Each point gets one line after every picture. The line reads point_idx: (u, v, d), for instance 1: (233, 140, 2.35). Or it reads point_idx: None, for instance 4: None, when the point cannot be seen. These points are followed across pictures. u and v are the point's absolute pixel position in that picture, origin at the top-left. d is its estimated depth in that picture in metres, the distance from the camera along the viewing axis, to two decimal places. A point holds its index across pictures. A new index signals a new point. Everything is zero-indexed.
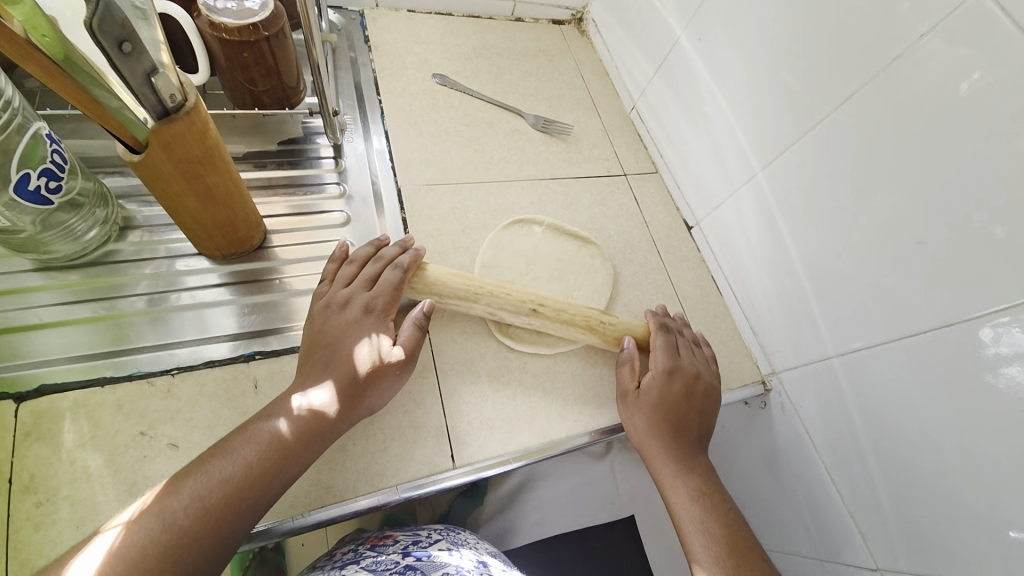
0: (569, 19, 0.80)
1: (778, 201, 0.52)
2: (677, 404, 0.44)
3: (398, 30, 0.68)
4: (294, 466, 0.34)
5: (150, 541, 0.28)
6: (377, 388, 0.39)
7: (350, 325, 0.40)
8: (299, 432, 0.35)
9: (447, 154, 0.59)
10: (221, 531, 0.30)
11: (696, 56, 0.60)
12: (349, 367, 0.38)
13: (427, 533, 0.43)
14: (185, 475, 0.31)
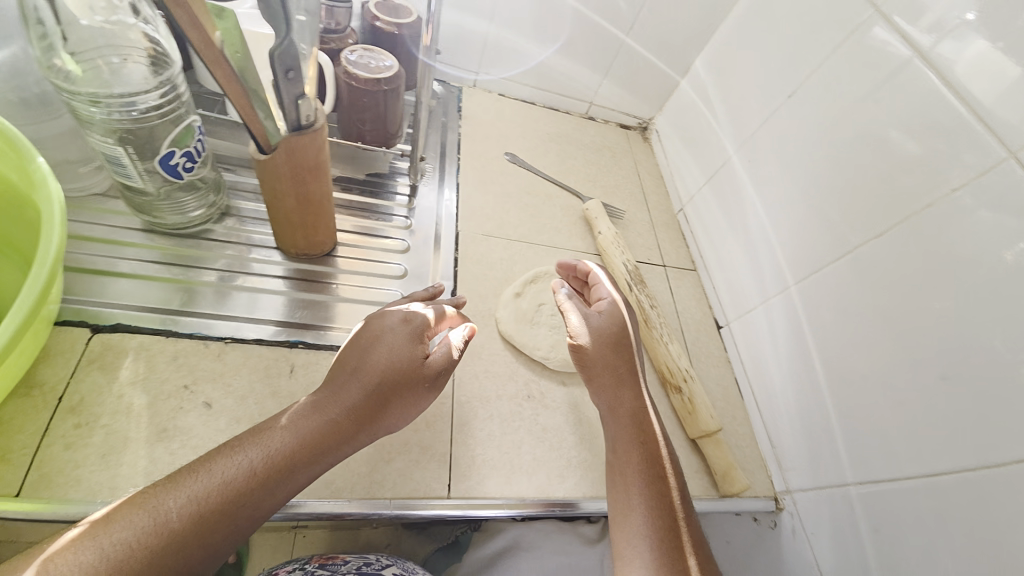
0: (635, 125, 0.90)
1: (810, 316, 0.54)
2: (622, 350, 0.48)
3: (486, 107, 0.79)
4: (280, 486, 0.33)
5: (160, 520, 0.28)
6: (405, 400, 0.38)
7: (378, 333, 0.39)
8: (333, 429, 0.36)
9: (506, 213, 0.66)
10: (232, 516, 0.31)
11: (745, 174, 0.66)
12: (384, 372, 0.38)
13: (378, 558, 0.46)
14: (218, 456, 0.32)
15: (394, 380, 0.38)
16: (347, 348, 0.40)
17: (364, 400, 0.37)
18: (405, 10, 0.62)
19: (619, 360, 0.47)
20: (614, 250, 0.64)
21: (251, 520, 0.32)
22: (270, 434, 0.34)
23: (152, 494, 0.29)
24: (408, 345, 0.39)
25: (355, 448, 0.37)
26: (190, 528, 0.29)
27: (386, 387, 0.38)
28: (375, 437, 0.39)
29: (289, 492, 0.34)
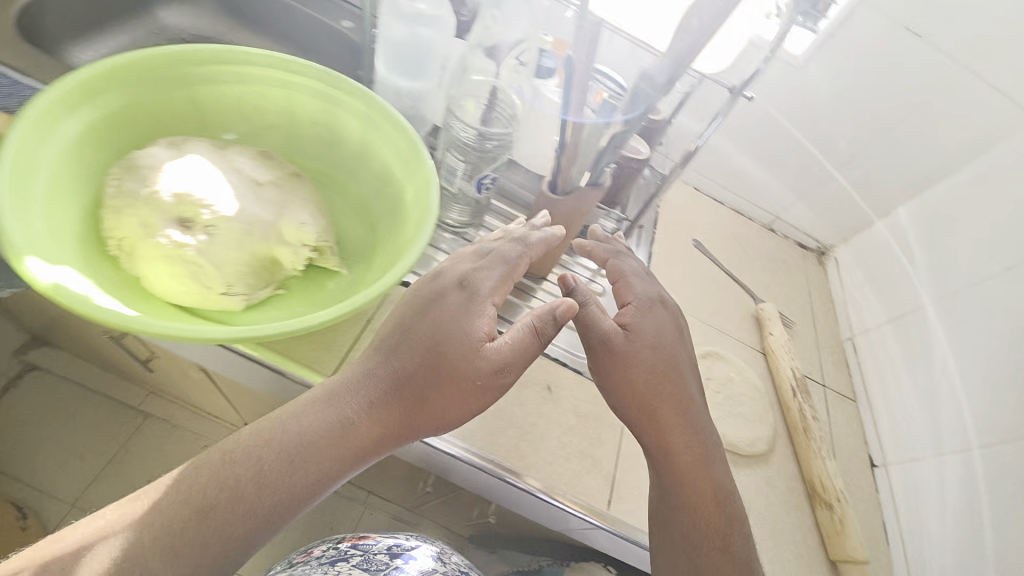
0: (814, 247, 0.93)
1: (989, 486, 0.53)
2: (640, 372, 0.44)
3: (682, 197, 0.89)
4: (303, 475, 0.36)
5: (207, 492, 0.35)
6: (438, 394, 0.38)
7: (421, 322, 0.41)
8: (354, 422, 0.38)
9: (687, 291, 0.73)
10: (261, 498, 0.35)
11: (939, 327, 0.67)
12: (411, 367, 0.39)
13: (407, 539, 0.55)
14: (254, 433, 0.37)
15: (421, 378, 0.39)
16: (391, 329, 0.42)
17: (383, 398, 0.39)
18: (649, 119, 0.63)
19: (645, 408, 0.44)
20: (783, 354, 0.68)
21: (285, 504, 0.36)
22: (294, 420, 0.38)
23: (207, 466, 0.36)
24: (460, 337, 0.39)
25: (382, 445, 0.39)
26: (229, 505, 0.35)
27: (407, 405, 0.38)
28: (404, 439, 0.40)
29: (313, 481, 0.37)
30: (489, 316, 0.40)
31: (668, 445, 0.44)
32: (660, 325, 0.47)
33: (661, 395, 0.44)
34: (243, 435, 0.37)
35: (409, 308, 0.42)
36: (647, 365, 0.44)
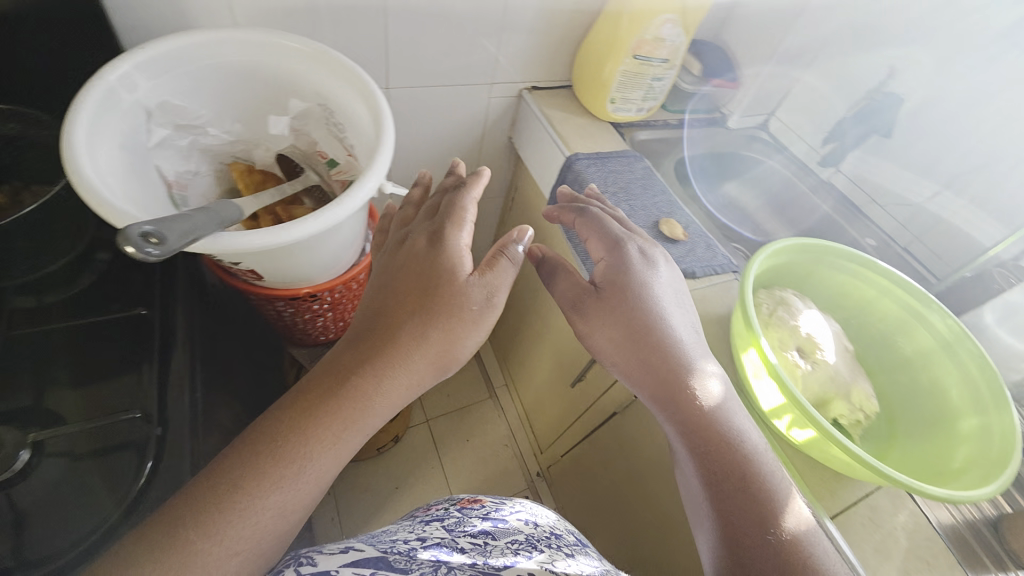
0: None
1: None
2: (614, 312, 0.53)
3: None
4: (374, 373, 0.44)
5: (293, 414, 0.43)
6: (465, 298, 0.47)
7: (414, 257, 0.50)
8: (404, 312, 0.47)
9: None
10: (343, 400, 0.43)
11: None
12: (435, 277, 0.48)
13: (507, 509, 0.58)
14: (340, 352, 0.47)
15: (429, 279, 0.48)
16: (396, 271, 0.50)
17: (395, 299, 0.48)
18: None
19: (620, 338, 0.53)
20: None
21: (361, 401, 0.43)
22: (343, 356, 0.46)
23: (283, 409, 0.43)
24: (413, 272, 0.49)
25: (405, 354, 0.45)
26: (306, 414, 0.42)
27: (447, 299, 0.47)
28: (434, 336, 0.46)
29: (383, 376, 0.44)
30: (467, 221, 0.52)
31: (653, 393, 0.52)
32: (666, 279, 0.57)
33: (625, 341, 0.52)
34: (333, 356, 0.47)
35: (422, 217, 0.55)
36: (608, 318, 0.53)
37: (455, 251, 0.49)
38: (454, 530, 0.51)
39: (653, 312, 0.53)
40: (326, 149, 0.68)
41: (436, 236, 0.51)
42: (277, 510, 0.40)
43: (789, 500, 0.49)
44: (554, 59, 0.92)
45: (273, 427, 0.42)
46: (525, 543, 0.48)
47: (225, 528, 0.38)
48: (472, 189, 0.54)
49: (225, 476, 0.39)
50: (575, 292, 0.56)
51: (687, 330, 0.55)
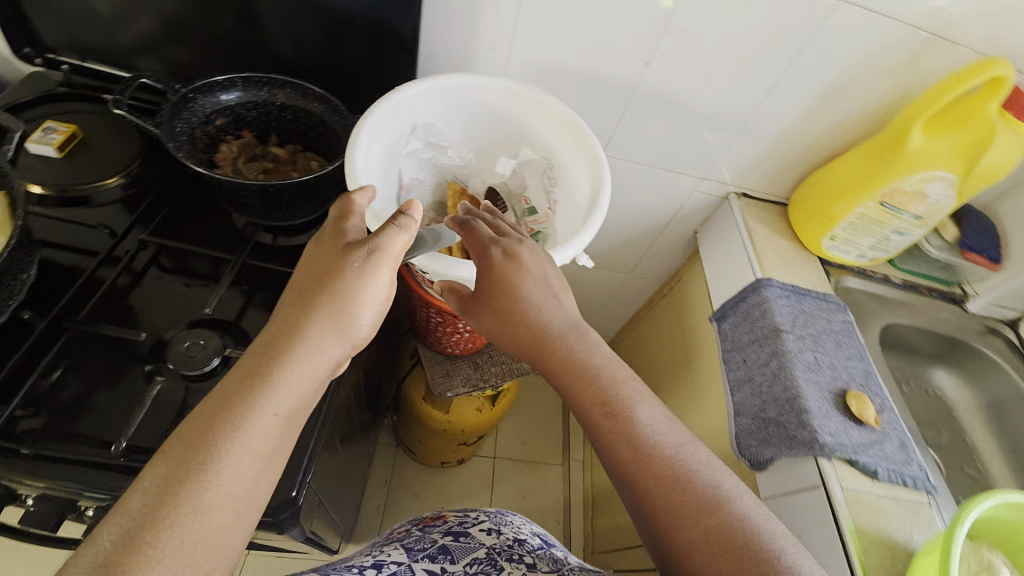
0: None
1: None
2: (499, 303, 0.53)
3: None
4: (286, 377, 0.40)
5: (185, 458, 0.35)
6: (373, 281, 0.45)
7: (316, 262, 0.47)
8: (302, 314, 0.44)
9: None
10: (250, 411, 0.38)
11: None
12: (339, 273, 0.45)
13: (473, 518, 0.60)
14: (231, 379, 0.39)
15: (337, 274, 0.45)
16: (304, 279, 0.46)
17: (301, 305, 0.44)
18: None
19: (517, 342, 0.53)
20: None
21: (277, 405, 0.39)
22: (236, 377, 0.39)
23: (167, 458, 0.35)
24: (325, 263, 0.47)
25: (317, 344, 0.43)
26: (211, 444, 0.36)
27: (350, 277, 0.45)
28: (353, 320, 0.45)
29: (296, 377, 0.41)
30: (359, 224, 0.49)
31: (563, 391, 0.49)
32: (535, 268, 0.54)
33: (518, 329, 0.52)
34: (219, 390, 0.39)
35: (326, 232, 0.50)
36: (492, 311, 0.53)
37: (353, 246, 0.46)
38: (412, 549, 0.56)
39: (536, 292, 0.52)
40: (533, 197, 0.72)
41: (341, 222, 0.50)
42: (212, 521, 0.34)
43: (752, 519, 0.39)
44: (780, 175, 0.85)
45: (190, 424, 0.37)
46: (484, 565, 0.53)
47: (152, 545, 0.32)
48: (356, 198, 0.51)
49: (131, 503, 0.33)
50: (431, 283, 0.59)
51: (557, 312, 0.52)
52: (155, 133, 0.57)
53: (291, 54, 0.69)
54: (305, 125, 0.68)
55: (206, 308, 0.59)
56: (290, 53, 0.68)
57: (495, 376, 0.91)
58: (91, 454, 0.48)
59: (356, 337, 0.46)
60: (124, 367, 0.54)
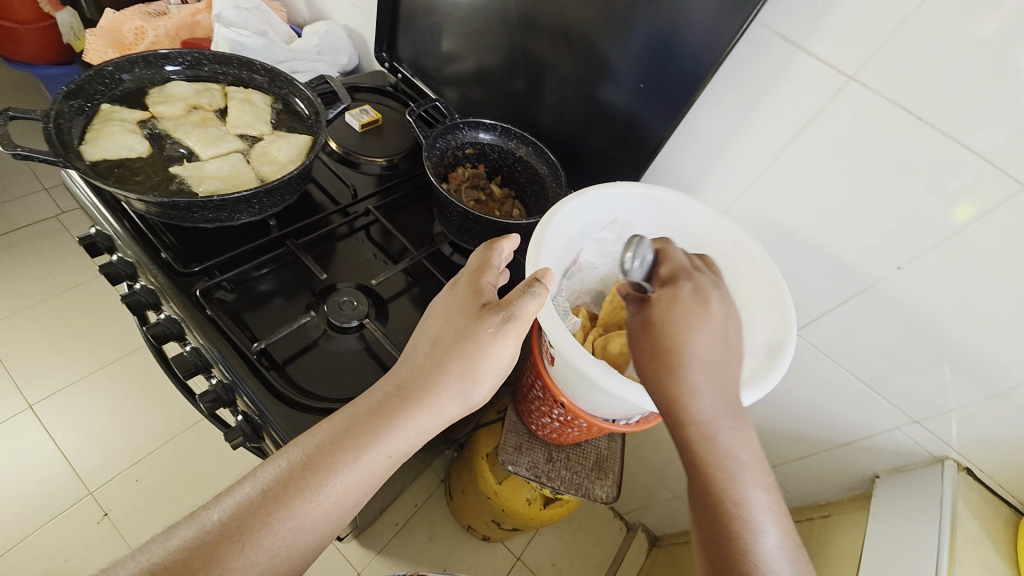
0: None
1: None
2: (680, 333, 0.49)
3: None
4: (408, 415, 0.48)
5: (313, 457, 0.45)
6: (499, 349, 0.52)
7: (449, 315, 0.54)
8: (429, 360, 0.51)
9: None
10: (372, 436, 0.46)
11: None
12: (466, 333, 0.52)
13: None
14: (364, 402, 0.49)
15: (465, 336, 0.52)
16: (434, 328, 0.54)
17: (431, 351, 0.52)
18: None
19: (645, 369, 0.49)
20: None
21: (395, 439, 0.47)
22: (368, 402, 0.49)
23: (300, 453, 0.45)
24: (461, 319, 0.54)
25: (437, 394, 0.50)
26: (337, 453, 0.45)
27: (478, 339, 0.51)
28: (472, 381, 0.52)
29: (414, 418, 0.49)
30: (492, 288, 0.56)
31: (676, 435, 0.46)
32: (720, 318, 0.50)
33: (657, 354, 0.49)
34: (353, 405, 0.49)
35: (457, 285, 0.58)
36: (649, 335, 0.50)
37: (487, 311, 0.53)
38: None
39: (704, 334, 0.49)
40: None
41: (478, 278, 0.57)
42: (299, 533, 0.42)
43: None
44: None
45: (311, 439, 0.46)
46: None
47: (251, 538, 0.40)
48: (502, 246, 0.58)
49: (241, 492, 0.42)
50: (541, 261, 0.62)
51: (722, 371, 0.48)
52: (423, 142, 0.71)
53: (547, 123, 0.79)
54: (527, 180, 0.77)
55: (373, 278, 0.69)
56: (548, 124, 0.78)
57: (560, 483, 0.84)
58: (242, 342, 0.58)
59: (474, 398, 0.53)
60: (298, 292, 0.65)
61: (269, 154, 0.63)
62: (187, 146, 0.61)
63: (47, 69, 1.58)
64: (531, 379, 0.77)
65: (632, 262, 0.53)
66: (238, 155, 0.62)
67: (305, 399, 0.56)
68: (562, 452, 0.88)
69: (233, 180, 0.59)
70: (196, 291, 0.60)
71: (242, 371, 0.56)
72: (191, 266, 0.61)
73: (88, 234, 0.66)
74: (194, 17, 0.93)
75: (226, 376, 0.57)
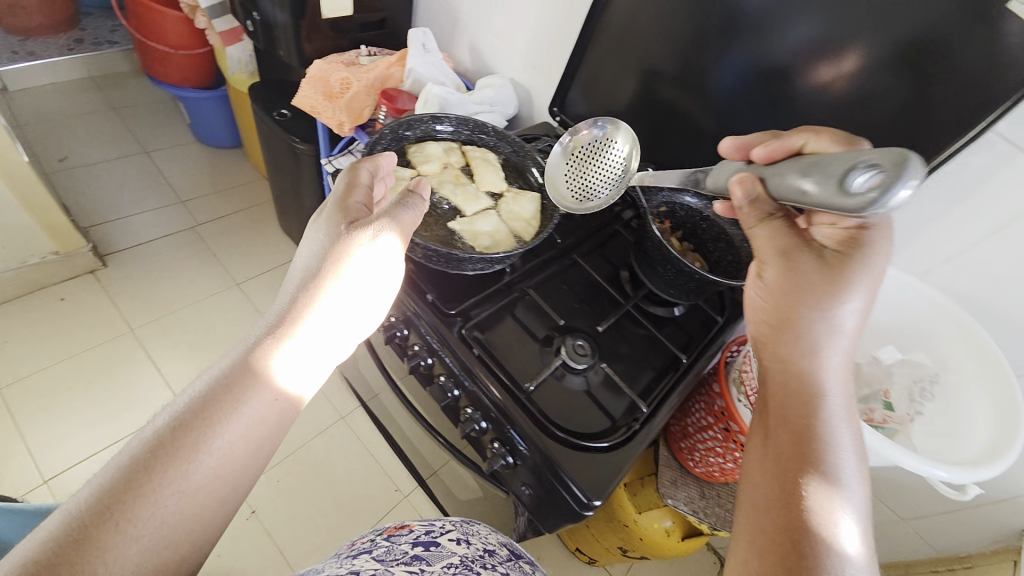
0: None
1: None
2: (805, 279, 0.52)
3: None
4: (300, 347, 0.53)
5: (198, 405, 0.47)
6: (372, 258, 0.58)
7: (332, 233, 0.59)
8: (309, 288, 0.55)
9: None
10: (255, 377, 0.50)
11: None
12: (341, 248, 0.57)
13: (436, 530, 0.80)
14: (258, 347, 0.52)
15: (342, 253, 0.57)
16: (302, 261, 0.58)
17: (321, 272, 0.56)
18: None
19: (766, 322, 0.55)
20: None
21: (295, 372, 0.53)
22: (248, 347, 0.52)
23: (180, 412, 0.47)
24: (333, 233, 0.59)
25: (337, 317, 0.56)
26: (213, 403, 0.48)
27: (344, 246, 0.58)
28: (369, 297, 0.59)
29: (304, 349, 0.53)
30: (360, 202, 0.63)
31: (800, 373, 0.51)
32: (858, 306, 0.51)
33: (777, 302, 0.54)
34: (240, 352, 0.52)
35: (338, 203, 0.62)
36: (816, 280, 0.51)
37: (354, 229, 0.58)
38: (387, 560, 0.70)
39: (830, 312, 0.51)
40: (895, 393, 0.70)
41: (348, 194, 0.63)
42: (213, 465, 0.46)
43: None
44: None
45: (195, 389, 0.49)
46: (457, 568, 0.70)
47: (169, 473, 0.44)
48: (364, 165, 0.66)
49: (131, 445, 0.45)
50: (778, 254, 0.53)
51: (841, 351, 0.51)
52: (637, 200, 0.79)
53: None
54: (711, 237, 0.83)
55: (596, 325, 0.76)
56: None
57: (717, 519, 0.89)
58: (506, 382, 0.66)
59: (358, 323, 0.59)
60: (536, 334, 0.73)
61: (516, 211, 0.73)
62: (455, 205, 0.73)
63: (189, 92, 1.68)
64: (709, 421, 0.82)
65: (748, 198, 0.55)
66: (491, 213, 0.73)
67: (565, 435, 0.63)
68: (713, 486, 0.94)
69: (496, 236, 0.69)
70: (460, 331, 0.68)
71: (512, 407, 0.64)
72: (452, 308, 0.70)
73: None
74: (388, 70, 1.05)
75: (492, 408, 0.65)
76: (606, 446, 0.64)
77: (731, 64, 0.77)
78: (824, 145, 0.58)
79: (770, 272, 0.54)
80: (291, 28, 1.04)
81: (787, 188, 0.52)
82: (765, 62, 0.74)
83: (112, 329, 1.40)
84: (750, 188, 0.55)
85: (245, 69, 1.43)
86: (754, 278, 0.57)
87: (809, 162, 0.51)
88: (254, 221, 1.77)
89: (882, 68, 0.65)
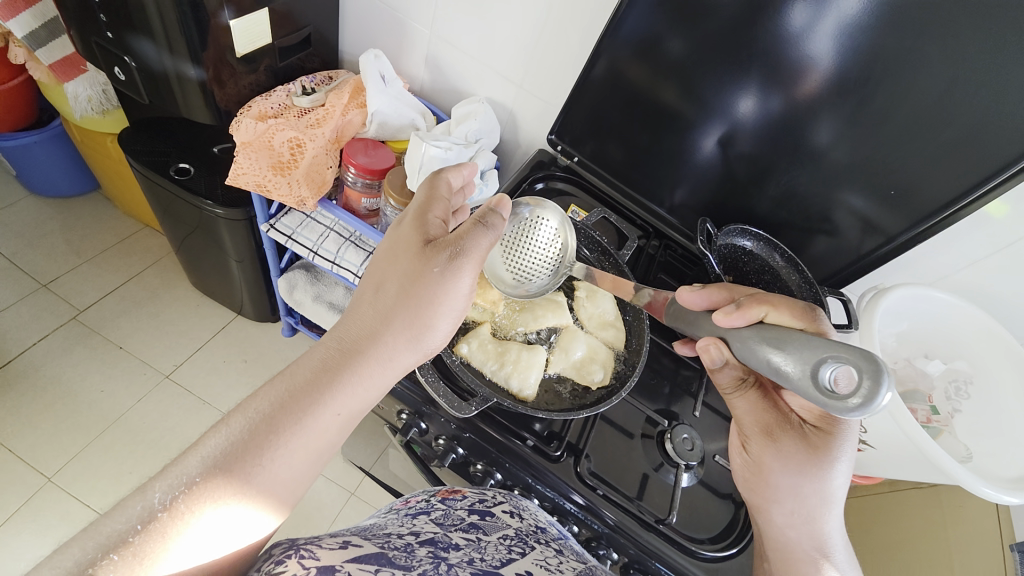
0: None
1: None
2: (766, 447, 0.56)
3: None
4: (356, 379, 0.48)
5: (242, 434, 0.41)
6: (444, 285, 0.50)
7: (396, 254, 0.52)
8: (380, 313, 0.50)
9: None
10: (301, 408, 0.44)
11: None
12: (412, 272, 0.50)
13: (491, 498, 0.60)
14: (313, 377, 0.46)
15: (410, 275, 0.50)
16: (377, 275, 0.52)
17: (394, 297, 0.50)
18: None
19: (745, 472, 0.59)
20: None
21: (348, 404, 0.47)
22: (308, 375, 0.46)
23: (217, 439, 0.41)
24: (406, 257, 0.51)
25: (394, 345, 0.50)
26: (256, 436, 0.41)
27: (417, 272, 0.50)
28: (432, 322, 0.52)
29: (359, 381, 0.48)
30: (436, 218, 0.54)
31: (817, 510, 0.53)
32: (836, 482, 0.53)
33: (754, 475, 0.57)
34: (292, 378, 0.46)
35: (412, 219, 0.53)
36: (797, 461, 0.53)
37: (430, 253, 0.50)
38: (445, 525, 0.53)
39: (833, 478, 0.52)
40: (938, 395, 0.74)
41: (424, 210, 0.54)
42: (227, 531, 0.38)
43: None
44: None
45: (256, 407, 0.43)
46: (516, 541, 0.51)
47: (211, 501, 0.38)
48: (449, 175, 0.57)
49: (186, 467, 0.38)
50: (761, 431, 0.56)
51: (830, 516, 0.53)
52: (702, 258, 0.73)
53: (760, 209, 0.83)
54: (753, 269, 0.79)
55: (691, 409, 0.72)
56: (764, 211, 0.83)
57: None
58: (639, 516, 0.61)
59: (425, 347, 0.53)
60: (642, 442, 0.67)
61: (598, 317, 0.75)
62: (550, 320, 0.74)
63: (8, 140, 1.22)
64: None
65: (848, 386, 0.42)
66: (578, 330, 0.74)
67: (695, 546, 0.61)
68: None
69: (598, 358, 0.71)
70: (576, 473, 0.62)
71: (655, 542, 0.59)
72: (556, 449, 0.63)
73: (405, 416, 0.66)
74: (346, 116, 0.84)
75: (631, 546, 0.60)
76: (732, 550, 0.62)
77: (633, 19, 0.72)
78: (783, 317, 0.53)
79: (755, 447, 0.57)
80: (189, 71, 0.75)
81: (752, 361, 0.52)
82: (796, 82, 0.69)
83: (22, 486, 1.08)
84: (717, 355, 0.56)
85: (95, 109, 1.09)
86: (742, 449, 0.59)
87: (773, 332, 0.50)
88: (156, 287, 1.39)
89: (913, 83, 0.64)
